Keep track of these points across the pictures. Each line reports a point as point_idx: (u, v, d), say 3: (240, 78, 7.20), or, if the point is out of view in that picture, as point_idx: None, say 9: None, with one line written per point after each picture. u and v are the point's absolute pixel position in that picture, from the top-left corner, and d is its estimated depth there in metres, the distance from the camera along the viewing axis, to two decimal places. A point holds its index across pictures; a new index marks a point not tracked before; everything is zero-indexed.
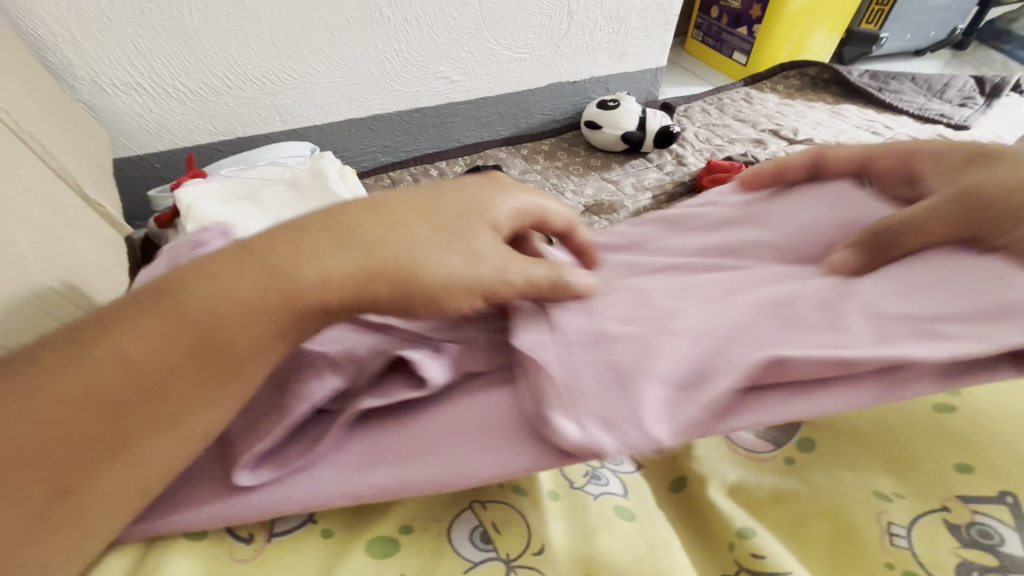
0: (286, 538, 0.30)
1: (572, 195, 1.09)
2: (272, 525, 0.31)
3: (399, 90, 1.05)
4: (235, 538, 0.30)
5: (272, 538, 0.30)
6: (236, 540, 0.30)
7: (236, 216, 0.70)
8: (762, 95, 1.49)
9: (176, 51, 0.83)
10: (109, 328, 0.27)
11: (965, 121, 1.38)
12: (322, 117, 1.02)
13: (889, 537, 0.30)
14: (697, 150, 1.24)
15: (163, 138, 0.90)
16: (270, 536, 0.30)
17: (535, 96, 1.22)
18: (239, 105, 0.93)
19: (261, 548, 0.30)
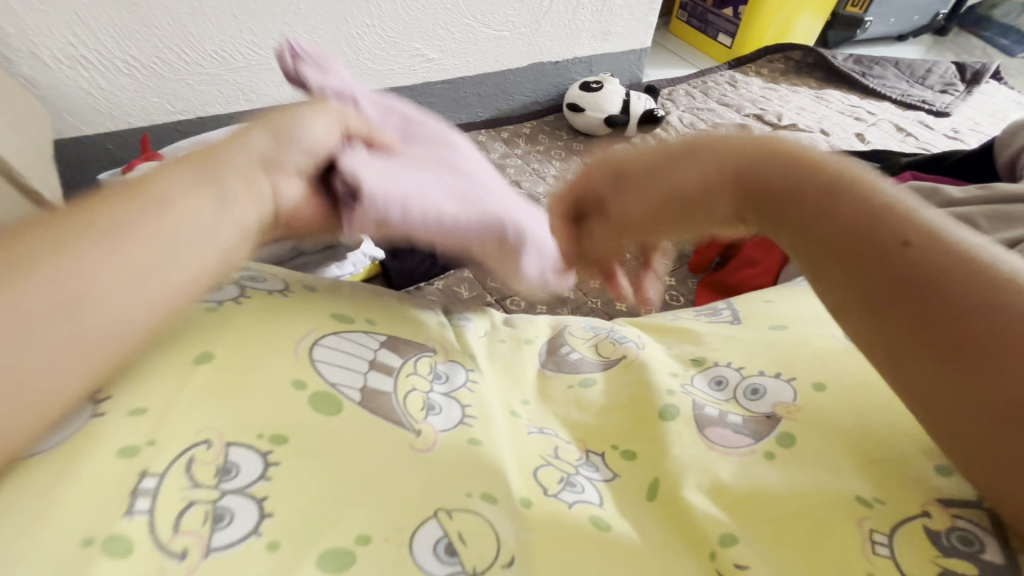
0: (229, 552, 0.26)
1: (553, 180, 1.05)
2: (212, 537, 0.26)
3: (372, 68, 1.00)
4: (164, 553, 0.25)
5: (211, 554, 0.26)
6: (167, 556, 0.25)
7: None
8: (747, 79, 1.46)
9: (126, 22, 0.77)
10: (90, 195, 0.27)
11: (946, 108, 1.38)
12: (290, 96, 0.96)
13: (869, 545, 0.30)
14: (681, 134, 1.21)
15: (116, 116, 0.84)
16: (208, 550, 0.26)
17: (516, 76, 1.17)
18: (198, 82, 0.87)
19: (196, 567, 0.25)
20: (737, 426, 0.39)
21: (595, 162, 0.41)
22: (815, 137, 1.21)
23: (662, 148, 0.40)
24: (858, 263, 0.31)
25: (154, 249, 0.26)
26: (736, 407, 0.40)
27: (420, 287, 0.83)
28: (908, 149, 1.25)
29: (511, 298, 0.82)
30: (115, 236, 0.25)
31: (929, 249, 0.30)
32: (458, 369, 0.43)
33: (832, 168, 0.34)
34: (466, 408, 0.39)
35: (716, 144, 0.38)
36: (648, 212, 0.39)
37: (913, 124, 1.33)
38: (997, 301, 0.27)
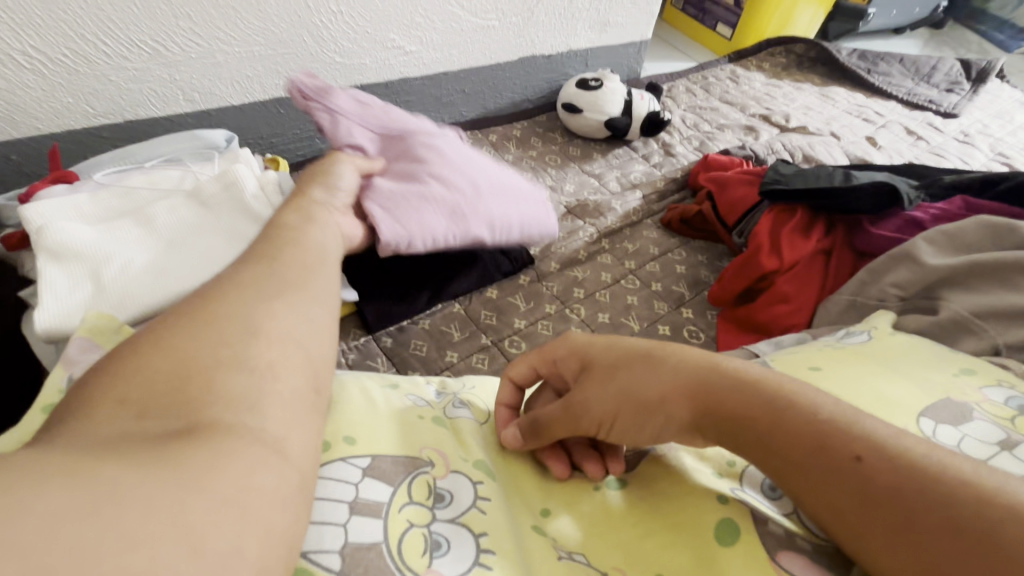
0: None
1: (550, 192, 0.94)
2: None
3: (340, 62, 0.85)
4: None
5: None
6: None
7: (113, 245, 0.52)
8: (749, 74, 1.37)
9: (23, 3, 0.60)
10: (173, 320, 0.32)
11: (954, 109, 1.31)
12: (242, 95, 0.81)
13: None
14: (685, 137, 1.11)
15: (18, 121, 0.67)
16: None
17: (505, 71, 1.04)
18: (125, 78, 0.71)
19: None
20: (809, 553, 0.35)
21: (541, 356, 0.44)
22: (828, 141, 1.12)
23: (614, 344, 0.40)
24: (831, 490, 0.30)
25: (271, 379, 0.31)
26: (800, 527, 0.37)
27: (404, 326, 0.70)
28: (921, 153, 1.17)
29: (511, 338, 0.71)
30: (237, 380, 0.29)
31: (885, 466, 0.29)
32: (465, 486, 0.39)
33: (778, 384, 0.34)
34: (479, 539, 0.35)
35: (675, 352, 0.38)
36: (610, 407, 0.37)
37: (923, 125, 1.26)
38: (957, 508, 0.27)
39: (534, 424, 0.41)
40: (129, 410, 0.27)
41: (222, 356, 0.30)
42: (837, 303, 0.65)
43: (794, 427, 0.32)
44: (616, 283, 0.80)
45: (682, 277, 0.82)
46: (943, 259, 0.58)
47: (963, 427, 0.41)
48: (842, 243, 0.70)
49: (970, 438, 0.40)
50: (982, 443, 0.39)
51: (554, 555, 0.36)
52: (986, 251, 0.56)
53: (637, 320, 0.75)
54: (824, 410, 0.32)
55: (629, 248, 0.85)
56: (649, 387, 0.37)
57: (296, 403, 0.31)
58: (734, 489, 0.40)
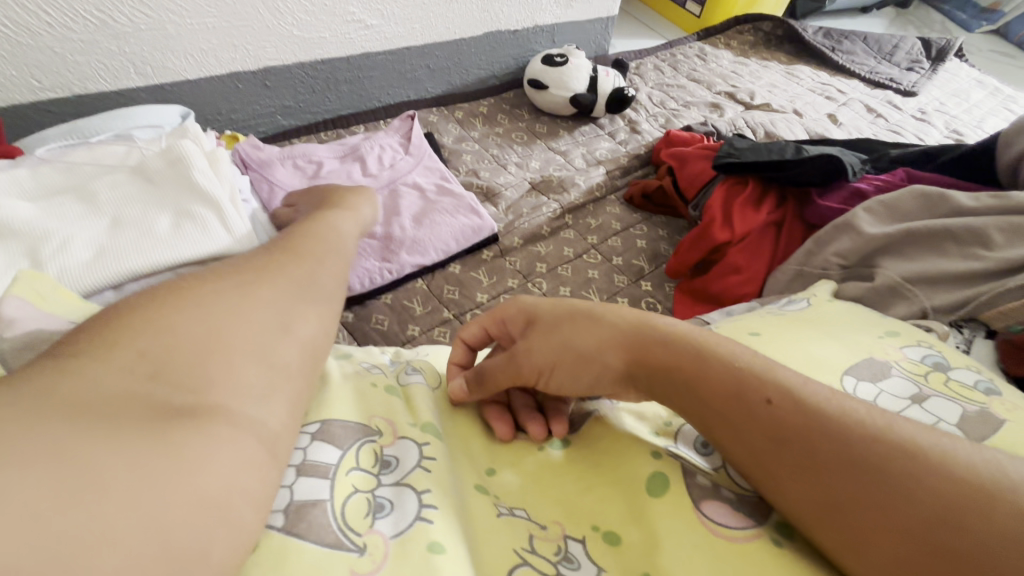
0: None
1: (515, 168, 0.94)
2: None
3: (298, 35, 0.84)
4: None
5: None
6: None
7: (54, 222, 0.51)
8: (717, 51, 1.38)
9: None
10: (192, 298, 0.34)
11: (913, 87, 1.34)
12: (197, 69, 0.79)
13: None
14: (651, 114, 1.12)
15: None
16: None
17: (471, 47, 1.03)
18: (71, 51, 0.69)
19: None
20: (733, 500, 0.37)
21: (491, 317, 0.45)
22: (790, 118, 1.14)
23: (560, 302, 0.42)
24: (746, 433, 0.32)
25: (281, 367, 0.34)
26: (728, 481, 0.39)
27: (366, 302, 0.70)
28: (880, 131, 1.20)
29: (472, 312, 0.72)
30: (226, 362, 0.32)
31: (793, 408, 0.31)
32: (410, 449, 0.40)
33: (702, 339, 0.36)
34: (422, 495, 0.36)
35: (614, 311, 0.39)
36: (551, 357, 0.39)
37: (883, 103, 1.29)
38: (850, 443, 0.29)
39: (478, 377, 0.43)
40: (151, 358, 0.30)
41: (238, 340, 0.33)
42: (785, 273, 0.67)
43: (713, 375, 0.34)
44: (577, 258, 0.81)
45: (643, 251, 0.83)
46: (881, 229, 0.60)
47: (881, 383, 0.44)
48: (792, 215, 0.72)
49: (885, 394, 0.43)
50: (894, 398, 0.42)
51: (496, 513, 0.38)
52: (920, 220, 0.58)
53: (597, 293, 0.77)
54: (739, 359, 0.34)
55: (592, 223, 0.87)
56: (584, 340, 0.39)
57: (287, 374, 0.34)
58: (670, 446, 0.42)
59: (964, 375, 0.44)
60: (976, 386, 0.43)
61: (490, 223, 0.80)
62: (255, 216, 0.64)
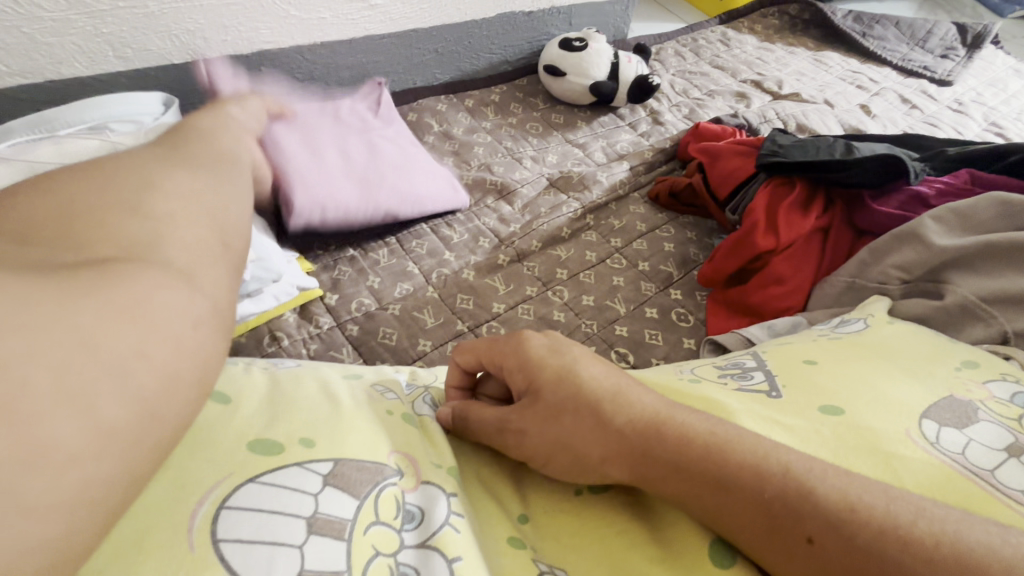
0: None
1: (531, 163, 0.87)
2: None
3: (296, 15, 0.76)
4: None
5: None
6: None
7: None
8: (741, 36, 1.30)
9: None
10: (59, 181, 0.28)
11: (949, 76, 1.27)
12: (183, 52, 0.71)
13: None
14: (674, 104, 1.05)
15: None
16: None
17: (482, 29, 0.95)
18: (39, 30, 0.61)
19: None
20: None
21: (492, 358, 0.39)
22: (822, 110, 1.07)
23: (567, 375, 0.35)
24: (790, 568, 0.28)
25: (166, 222, 0.27)
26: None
27: (373, 312, 0.64)
28: (916, 123, 1.13)
29: (488, 325, 0.65)
30: (133, 224, 0.26)
31: (839, 541, 0.27)
32: (436, 498, 0.34)
33: (714, 436, 0.32)
34: (454, 564, 0.30)
35: (623, 402, 0.34)
36: (545, 446, 0.35)
37: (918, 93, 1.22)
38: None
39: (464, 425, 0.39)
40: (14, 246, 0.23)
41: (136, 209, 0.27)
42: (834, 285, 0.61)
43: (736, 489, 0.30)
44: (601, 263, 0.75)
45: (671, 256, 0.77)
46: (951, 240, 0.54)
47: (968, 431, 0.37)
48: (841, 220, 0.66)
49: (976, 444, 0.36)
50: (988, 450, 0.35)
51: (536, 573, 0.32)
52: (997, 232, 0.52)
53: (623, 303, 0.71)
54: (764, 461, 0.30)
55: (615, 224, 0.80)
56: (587, 442, 0.34)
57: (203, 240, 0.28)
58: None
59: None
60: None
61: (465, 197, 0.78)
62: None
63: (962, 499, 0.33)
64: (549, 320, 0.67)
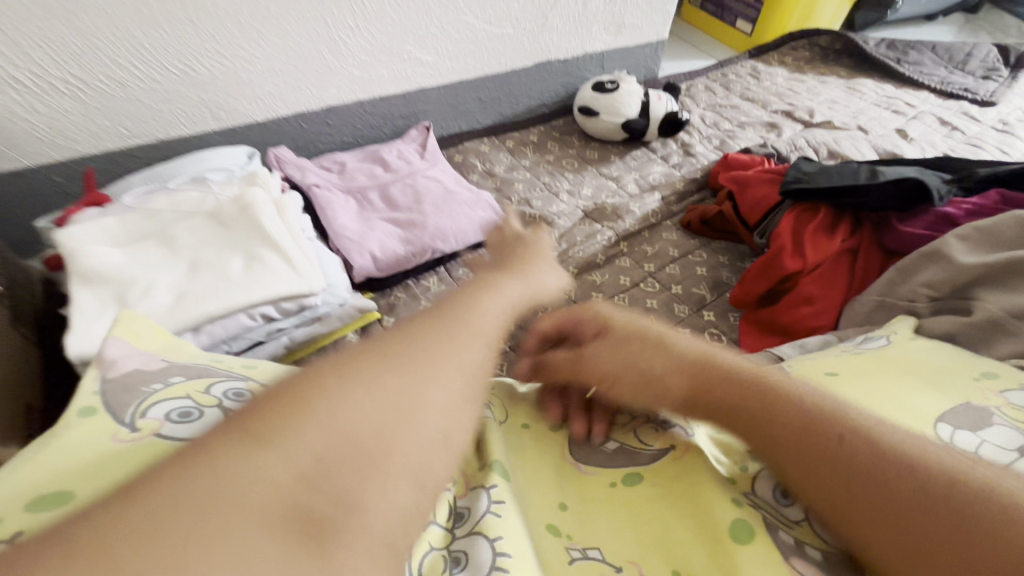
0: None
1: (568, 196, 0.94)
2: None
3: (358, 75, 0.87)
4: None
5: None
6: None
7: (138, 268, 0.54)
8: (771, 69, 1.34)
9: (61, 35, 0.64)
10: (342, 370, 0.26)
11: (991, 96, 1.26)
12: (264, 111, 0.83)
13: None
14: (705, 136, 1.09)
15: (60, 146, 0.72)
16: None
17: (521, 78, 1.05)
18: (155, 100, 0.74)
19: None
20: (820, 562, 0.34)
21: (570, 315, 0.44)
22: (855, 136, 1.09)
23: (638, 323, 0.40)
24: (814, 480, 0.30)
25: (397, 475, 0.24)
26: (814, 534, 0.36)
27: None
28: (957, 145, 1.12)
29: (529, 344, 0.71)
30: (371, 477, 0.23)
31: (865, 443, 0.29)
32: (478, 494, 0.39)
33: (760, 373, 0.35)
34: (495, 543, 0.35)
35: (685, 337, 0.38)
36: (615, 369, 0.37)
37: (959, 115, 1.21)
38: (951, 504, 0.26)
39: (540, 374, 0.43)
40: (277, 461, 0.22)
41: (395, 416, 0.25)
42: (863, 304, 0.63)
43: (782, 414, 0.31)
44: (635, 287, 0.79)
45: (704, 280, 0.80)
46: (975, 258, 0.55)
47: (982, 433, 0.38)
48: (869, 241, 0.68)
49: (988, 444, 0.38)
50: (1002, 450, 0.37)
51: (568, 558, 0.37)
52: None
53: (657, 324, 0.75)
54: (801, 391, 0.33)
55: (648, 250, 0.85)
56: (654, 363, 0.36)
57: (436, 448, 0.26)
58: (748, 493, 0.39)
59: None
60: None
61: (506, 220, 0.85)
62: (322, 253, 0.66)
63: None
64: None
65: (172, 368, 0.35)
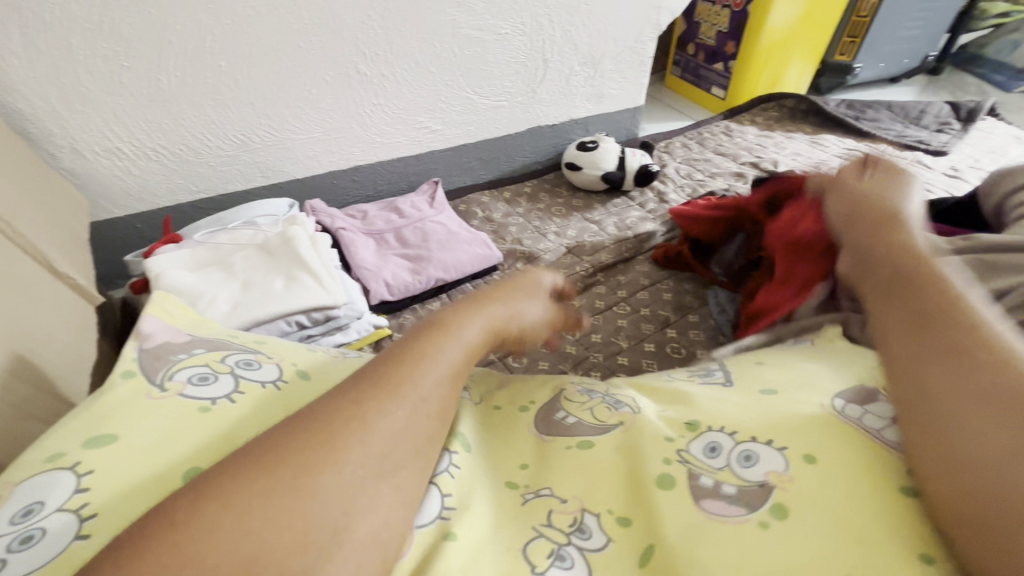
0: None
1: (554, 236, 1.09)
2: None
3: (379, 141, 1.07)
4: None
5: None
6: None
7: (204, 286, 0.71)
8: (742, 128, 1.51)
9: (156, 117, 0.85)
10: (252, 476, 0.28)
11: (943, 147, 1.40)
12: (303, 170, 1.03)
13: None
14: (678, 186, 1.25)
15: (144, 200, 0.91)
16: None
17: (516, 140, 1.24)
18: (219, 163, 0.94)
19: None
20: (731, 497, 0.42)
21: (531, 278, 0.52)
22: None
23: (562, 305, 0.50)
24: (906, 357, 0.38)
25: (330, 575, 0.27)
26: (731, 477, 0.43)
27: None
28: None
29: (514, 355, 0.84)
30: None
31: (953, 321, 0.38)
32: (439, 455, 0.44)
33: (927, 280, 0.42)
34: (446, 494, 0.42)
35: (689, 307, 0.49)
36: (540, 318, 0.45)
37: (912, 164, 1.35)
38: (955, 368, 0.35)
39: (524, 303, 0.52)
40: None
41: (294, 530, 0.27)
42: None
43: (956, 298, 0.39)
44: (608, 309, 0.92)
45: (669, 303, 0.93)
46: None
47: (867, 406, 0.46)
48: None
49: (869, 413, 0.46)
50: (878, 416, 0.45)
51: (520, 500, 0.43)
52: None
53: (625, 340, 0.87)
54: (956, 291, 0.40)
55: (622, 280, 0.98)
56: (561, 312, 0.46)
57: (362, 542, 0.29)
58: (680, 450, 0.46)
59: None
60: None
61: (498, 255, 1.00)
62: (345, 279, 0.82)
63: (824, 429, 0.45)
64: (564, 352, 0.85)
65: (195, 342, 0.48)
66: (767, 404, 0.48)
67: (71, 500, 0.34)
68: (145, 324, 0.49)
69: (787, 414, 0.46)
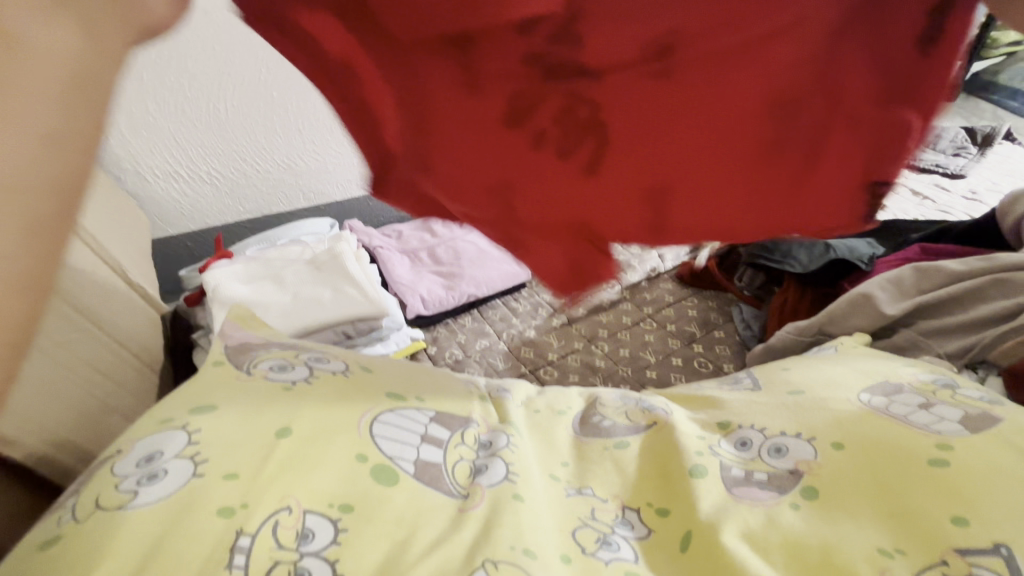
0: None
1: None
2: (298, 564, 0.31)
3: None
4: None
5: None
6: None
7: (259, 297, 0.76)
8: None
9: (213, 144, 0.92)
10: None
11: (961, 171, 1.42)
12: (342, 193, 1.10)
13: None
14: None
15: (197, 219, 0.99)
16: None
17: None
18: (267, 186, 1.01)
19: None
20: (762, 482, 0.44)
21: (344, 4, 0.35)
22: None
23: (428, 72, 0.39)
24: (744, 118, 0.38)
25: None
26: (761, 465, 0.46)
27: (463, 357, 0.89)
28: (928, 212, 1.28)
29: (545, 368, 0.87)
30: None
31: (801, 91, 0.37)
32: (499, 434, 0.47)
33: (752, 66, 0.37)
34: (510, 464, 0.43)
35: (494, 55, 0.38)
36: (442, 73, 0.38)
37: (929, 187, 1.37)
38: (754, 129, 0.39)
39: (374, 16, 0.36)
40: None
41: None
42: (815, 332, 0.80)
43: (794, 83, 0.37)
44: (635, 325, 0.95)
45: (694, 320, 0.96)
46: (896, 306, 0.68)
47: (893, 399, 0.51)
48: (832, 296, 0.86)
49: (897, 404, 0.50)
50: (907, 408, 0.49)
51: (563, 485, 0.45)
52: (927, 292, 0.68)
53: (654, 354, 0.89)
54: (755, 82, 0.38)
55: (647, 297, 1.01)
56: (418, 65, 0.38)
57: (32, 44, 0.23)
58: (713, 445, 0.49)
59: (971, 391, 0.51)
60: (980, 398, 0.49)
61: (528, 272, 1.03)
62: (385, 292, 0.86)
63: (861, 424, 0.47)
64: (593, 365, 0.87)
65: (268, 345, 0.54)
66: (793, 404, 0.52)
67: (184, 449, 0.37)
68: (228, 330, 0.56)
69: (814, 411, 0.50)
